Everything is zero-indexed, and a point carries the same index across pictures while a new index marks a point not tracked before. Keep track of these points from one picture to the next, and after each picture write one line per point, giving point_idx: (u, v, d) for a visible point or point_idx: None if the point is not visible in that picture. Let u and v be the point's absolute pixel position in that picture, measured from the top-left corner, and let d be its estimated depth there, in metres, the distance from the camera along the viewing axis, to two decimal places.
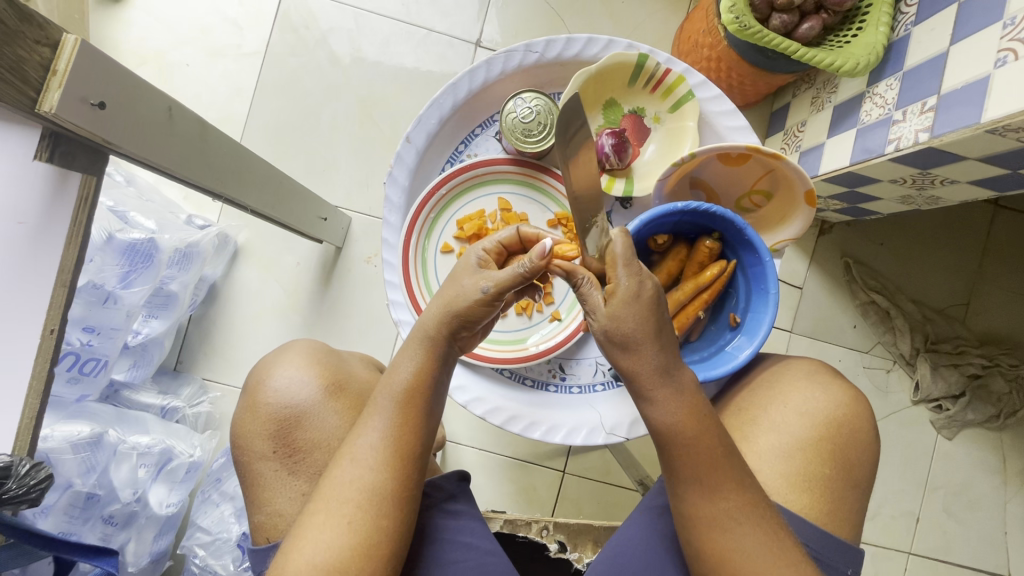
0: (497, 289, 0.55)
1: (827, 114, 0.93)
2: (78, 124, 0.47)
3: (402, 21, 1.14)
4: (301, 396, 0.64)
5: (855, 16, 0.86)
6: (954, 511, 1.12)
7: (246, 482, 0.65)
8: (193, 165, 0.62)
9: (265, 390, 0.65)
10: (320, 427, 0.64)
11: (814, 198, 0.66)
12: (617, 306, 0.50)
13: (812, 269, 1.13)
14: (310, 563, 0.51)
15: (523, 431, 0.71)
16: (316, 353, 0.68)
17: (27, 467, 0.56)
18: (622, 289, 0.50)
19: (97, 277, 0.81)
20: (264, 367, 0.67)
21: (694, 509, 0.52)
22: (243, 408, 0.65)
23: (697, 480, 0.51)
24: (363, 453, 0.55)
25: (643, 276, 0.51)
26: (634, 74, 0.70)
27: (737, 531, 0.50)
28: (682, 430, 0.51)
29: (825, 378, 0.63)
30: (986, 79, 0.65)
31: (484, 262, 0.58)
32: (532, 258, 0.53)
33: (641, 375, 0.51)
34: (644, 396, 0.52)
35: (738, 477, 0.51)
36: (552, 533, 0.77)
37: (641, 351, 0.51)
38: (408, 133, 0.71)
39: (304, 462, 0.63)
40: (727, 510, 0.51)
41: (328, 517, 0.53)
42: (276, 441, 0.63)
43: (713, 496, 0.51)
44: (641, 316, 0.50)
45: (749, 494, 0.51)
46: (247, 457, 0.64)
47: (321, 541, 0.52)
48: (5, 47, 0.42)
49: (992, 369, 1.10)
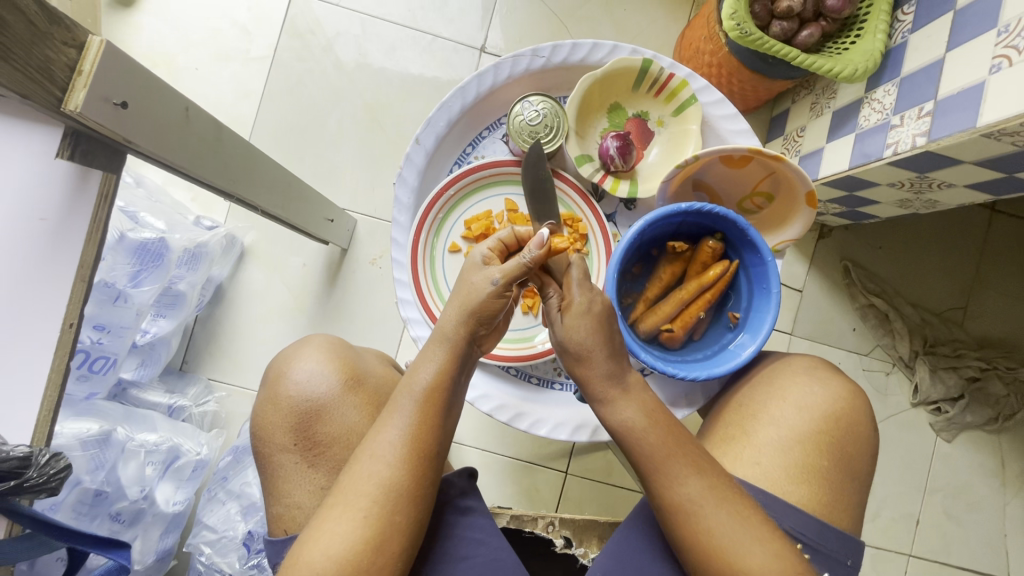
0: (506, 280, 0.57)
1: (826, 120, 0.95)
2: (102, 123, 0.48)
3: (408, 27, 1.15)
4: (320, 390, 0.65)
5: (853, 24, 0.88)
6: (954, 513, 1.13)
7: (263, 476, 0.66)
8: (207, 166, 0.64)
9: (285, 382, 0.66)
10: (341, 420, 0.65)
11: (815, 199, 0.67)
12: (572, 320, 0.57)
13: (812, 272, 1.15)
14: (326, 554, 0.52)
15: (529, 427, 0.73)
16: (335, 348, 0.69)
17: (47, 457, 0.56)
18: (575, 301, 0.57)
19: (108, 275, 0.82)
20: (284, 360, 0.68)
21: (665, 503, 0.54)
22: (264, 401, 0.66)
23: (654, 471, 0.55)
24: (384, 450, 0.56)
25: (595, 293, 0.58)
26: (638, 79, 0.72)
27: (715, 514, 0.52)
28: (635, 427, 0.56)
29: (823, 373, 0.65)
30: (981, 85, 0.67)
31: (488, 259, 0.61)
32: (531, 250, 0.55)
33: (590, 378, 0.58)
34: (599, 400, 0.58)
35: (693, 461, 0.54)
36: (558, 528, 0.79)
37: (592, 360, 0.57)
38: (418, 134, 0.72)
39: (323, 455, 0.64)
40: (690, 495, 0.53)
41: (345, 509, 0.54)
42: (297, 433, 0.64)
43: (673, 484, 0.54)
44: (592, 329, 0.57)
45: (711, 475, 0.53)
46: (268, 450, 0.65)
47: (337, 533, 0.53)
48: (34, 48, 0.44)
49: (990, 372, 1.11)
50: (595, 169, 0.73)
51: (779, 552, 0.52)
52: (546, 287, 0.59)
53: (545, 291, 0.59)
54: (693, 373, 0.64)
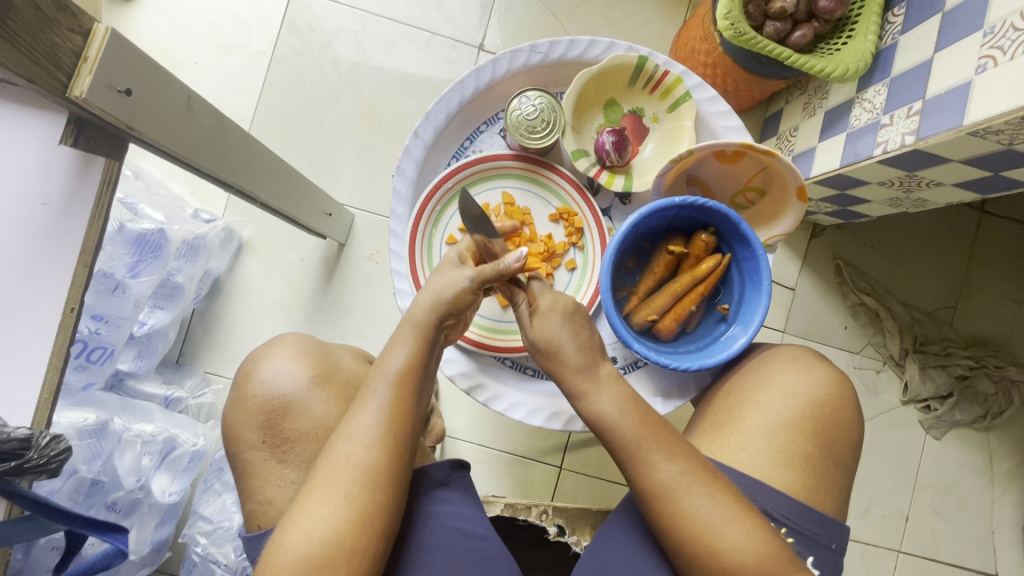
0: (479, 279, 0.60)
1: (818, 119, 0.97)
2: (106, 109, 0.49)
3: (407, 24, 1.17)
4: (289, 387, 0.66)
5: (845, 25, 0.90)
6: (943, 510, 1.14)
7: (235, 475, 0.66)
8: (208, 156, 0.64)
9: (253, 382, 0.66)
10: (308, 415, 0.65)
11: (806, 194, 0.69)
12: (539, 322, 0.60)
13: (804, 270, 1.16)
14: (309, 536, 0.53)
15: (524, 416, 0.74)
16: (305, 345, 0.69)
17: (48, 439, 0.56)
18: (542, 304, 0.61)
19: (107, 265, 0.83)
20: (252, 360, 0.68)
21: (642, 488, 0.55)
22: (232, 401, 0.67)
23: (631, 456, 0.56)
24: (358, 433, 0.56)
25: (561, 296, 0.62)
26: (634, 75, 0.73)
27: (689, 496, 0.53)
28: (608, 417, 0.58)
29: (810, 361, 0.66)
30: (968, 84, 0.68)
31: (462, 259, 0.64)
32: (510, 261, 0.58)
33: (565, 372, 0.60)
34: (578, 393, 0.59)
35: (668, 445, 0.55)
36: (551, 516, 0.79)
37: (560, 352, 0.60)
38: (417, 128, 0.73)
39: (292, 451, 0.65)
40: (668, 479, 0.54)
41: (325, 492, 0.54)
42: (265, 431, 0.65)
43: (649, 469, 0.55)
44: (562, 324, 0.60)
45: (685, 457, 0.55)
46: (237, 448, 0.66)
47: (318, 515, 0.54)
48: (41, 34, 0.45)
49: (979, 370, 1.13)
50: (591, 164, 0.74)
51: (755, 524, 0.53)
52: (516, 295, 0.62)
53: (515, 299, 0.62)
54: (685, 364, 0.66)
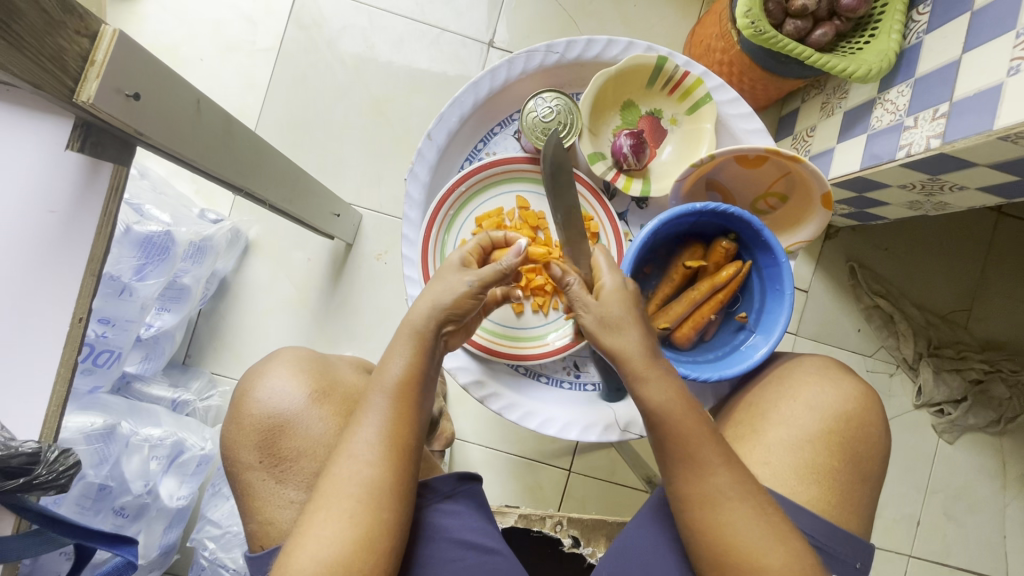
0: (481, 283, 0.59)
1: (837, 120, 0.94)
2: (114, 114, 0.47)
3: (416, 20, 1.14)
4: (288, 405, 0.64)
5: (867, 23, 0.87)
6: (955, 515, 1.13)
7: (238, 492, 0.65)
8: (217, 159, 0.63)
9: (251, 400, 0.65)
10: (307, 433, 0.64)
11: (830, 201, 0.67)
12: (606, 295, 0.57)
13: (818, 273, 1.15)
14: (313, 558, 0.52)
15: (538, 427, 0.73)
16: (303, 360, 0.68)
17: (56, 454, 0.55)
18: (607, 282, 0.58)
19: (114, 268, 0.81)
20: (252, 376, 0.67)
21: (690, 491, 0.54)
22: (230, 419, 0.66)
23: (688, 458, 0.54)
24: (360, 450, 0.55)
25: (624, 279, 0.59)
26: (653, 76, 0.71)
27: (736, 508, 0.52)
28: (674, 408, 0.55)
29: (834, 373, 0.64)
30: (999, 87, 0.66)
31: (466, 261, 0.62)
32: (510, 257, 0.59)
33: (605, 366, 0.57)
34: (638, 377, 0.56)
35: (726, 454, 0.54)
36: (566, 528, 0.78)
37: (624, 333, 0.56)
38: (430, 130, 0.71)
39: (290, 470, 0.63)
40: (719, 487, 0.53)
41: (329, 511, 0.53)
42: (262, 450, 0.64)
43: (703, 474, 0.53)
44: (628, 305, 0.57)
45: (738, 470, 0.53)
46: (237, 468, 0.64)
47: (324, 537, 0.52)
48: (47, 37, 0.43)
49: (994, 374, 1.11)
50: (608, 167, 0.72)
51: (794, 553, 0.52)
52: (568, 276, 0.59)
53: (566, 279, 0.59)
54: (705, 374, 0.64)
